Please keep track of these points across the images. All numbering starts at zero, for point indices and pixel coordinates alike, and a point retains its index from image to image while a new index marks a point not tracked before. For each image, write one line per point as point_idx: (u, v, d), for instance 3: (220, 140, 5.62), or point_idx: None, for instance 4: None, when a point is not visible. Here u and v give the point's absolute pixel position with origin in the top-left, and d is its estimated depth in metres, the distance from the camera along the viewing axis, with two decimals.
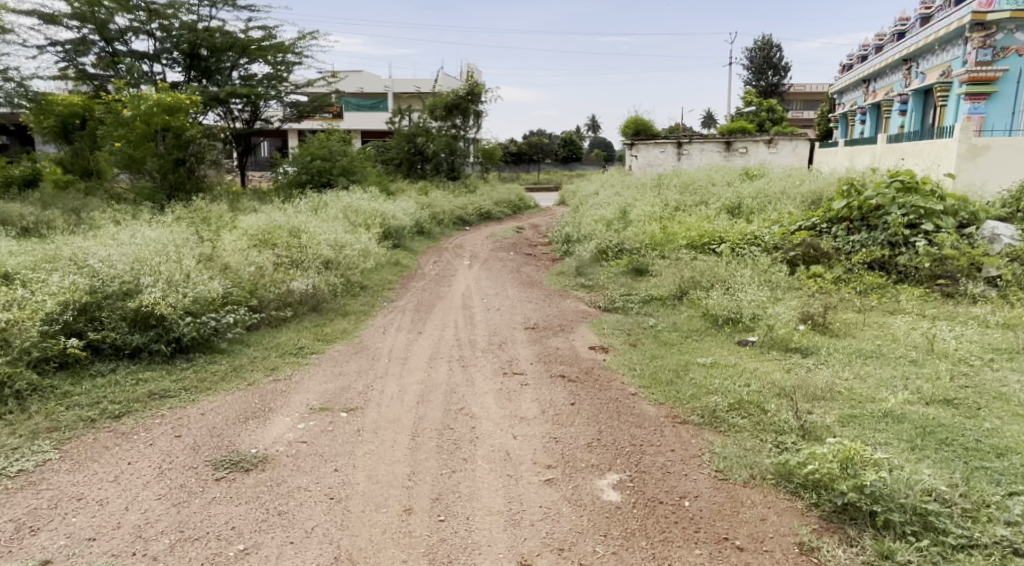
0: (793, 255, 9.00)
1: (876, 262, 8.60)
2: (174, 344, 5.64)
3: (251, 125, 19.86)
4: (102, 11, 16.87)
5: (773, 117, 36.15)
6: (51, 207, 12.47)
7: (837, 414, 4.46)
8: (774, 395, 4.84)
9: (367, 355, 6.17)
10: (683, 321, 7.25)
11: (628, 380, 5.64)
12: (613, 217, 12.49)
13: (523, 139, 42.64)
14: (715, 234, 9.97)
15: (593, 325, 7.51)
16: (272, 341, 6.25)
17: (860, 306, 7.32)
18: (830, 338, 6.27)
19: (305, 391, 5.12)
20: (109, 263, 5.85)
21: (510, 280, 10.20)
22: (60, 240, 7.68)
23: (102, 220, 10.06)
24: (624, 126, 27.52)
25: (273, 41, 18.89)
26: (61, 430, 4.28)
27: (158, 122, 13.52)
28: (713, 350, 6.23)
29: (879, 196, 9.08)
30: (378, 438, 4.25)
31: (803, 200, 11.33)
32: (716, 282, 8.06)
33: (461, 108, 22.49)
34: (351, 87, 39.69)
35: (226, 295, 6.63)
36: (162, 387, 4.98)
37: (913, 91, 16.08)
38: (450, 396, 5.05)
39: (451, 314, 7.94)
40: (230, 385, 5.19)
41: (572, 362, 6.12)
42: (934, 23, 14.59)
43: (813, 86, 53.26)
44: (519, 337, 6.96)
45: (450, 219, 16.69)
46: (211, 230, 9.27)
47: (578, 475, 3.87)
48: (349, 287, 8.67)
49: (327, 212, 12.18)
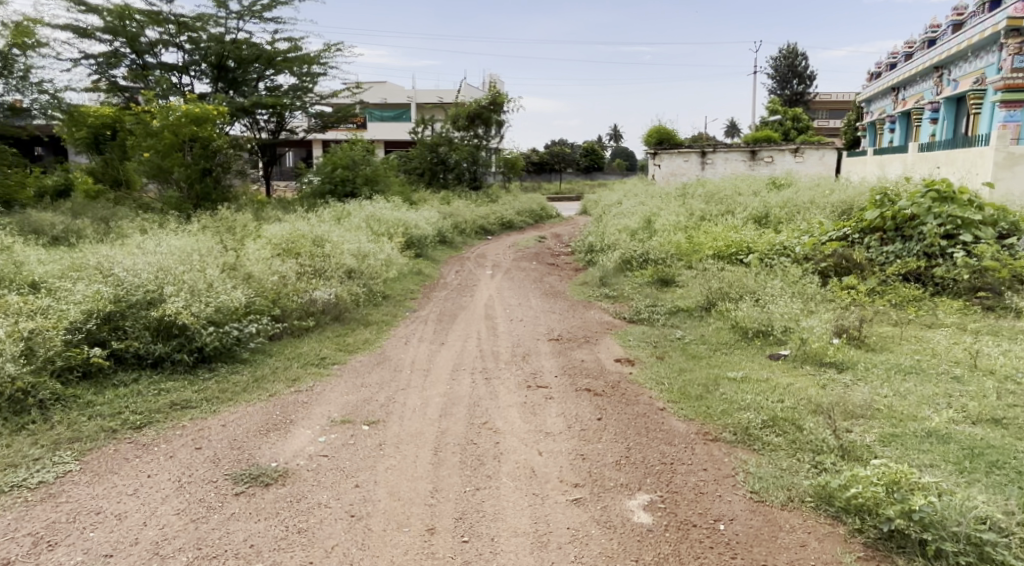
0: (825, 266, 8.80)
1: (911, 273, 8.37)
2: (196, 354, 5.60)
3: (276, 135, 20.01)
4: (133, 24, 17.15)
5: (799, 126, 35.77)
6: (81, 216, 12.69)
7: (878, 433, 4.29)
8: (809, 412, 4.71)
9: (389, 365, 6.09)
10: (710, 333, 7.09)
11: (657, 394, 5.50)
12: (638, 227, 12.36)
13: (545, 149, 42.70)
14: (743, 244, 9.79)
15: (618, 337, 7.37)
16: (294, 351, 6.19)
17: (896, 320, 7.10)
18: (866, 352, 6.08)
19: (327, 403, 5.05)
20: (134, 273, 5.82)
21: (533, 290, 10.10)
22: (87, 249, 7.76)
23: (129, 230, 10.18)
24: (647, 134, 27.38)
25: (299, 52, 19.09)
26: (82, 441, 4.22)
27: (186, 132, 13.68)
28: (744, 363, 6.07)
29: (913, 206, 8.86)
30: (400, 453, 4.16)
31: (833, 209, 11.10)
32: (745, 293, 7.89)
33: (484, 118, 22.50)
34: (376, 98, 40.07)
35: (249, 305, 6.61)
36: (184, 397, 4.93)
37: (945, 98, 15.76)
38: (473, 409, 4.95)
39: (474, 324, 7.85)
40: (251, 396, 5.14)
41: (598, 375, 5.98)
42: (966, 30, 14.31)
43: (839, 94, 52.73)
44: (543, 349, 6.84)
45: (472, 228, 16.66)
46: (235, 239, 9.32)
47: (607, 495, 3.73)
48: (372, 296, 8.62)
49: (350, 221, 12.21)
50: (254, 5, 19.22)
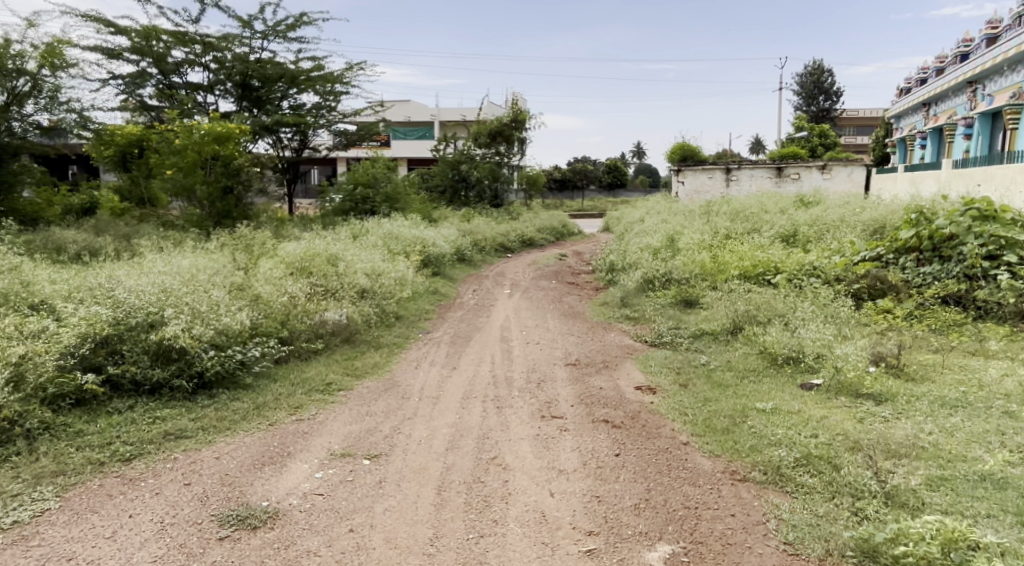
0: (858, 287, 8.43)
1: (951, 296, 7.95)
2: (196, 380, 5.37)
3: (300, 153, 19.90)
4: (159, 44, 17.29)
5: (825, 143, 35.20)
6: (103, 233, 12.67)
7: (925, 476, 3.94)
8: (846, 450, 4.40)
9: (397, 392, 5.82)
10: (737, 359, 6.74)
11: (680, 426, 5.17)
12: (661, 245, 11.99)
13: (567, 167, 42.53)
14: (770, 264, 9.46)
15: (639, 362, 7.04)
16: (299, 376, 5.94)
17: (937, 346, 6.69)
18: (906, 382, 5.70)
19: (328, 434, 4.77)
20: (137, 294, 5.60)
21: (551, 311, 9.81)
22: (100, 269, 7.62)
23: (146, 249, 10.07)
24: (671, 151, 27.07)
25: (321, 71, 19.19)
26: (66, 475, 3.98)
27: (209, 151, 13.64)
28: (774, 394, 5.72)
29: (952, 225, 8.45)
30: (400, 492, 3.87)
31: (865, 228, 10.69)
32: (773, 316, 7.54)
33: (505, 136, 22.29)
34: (400, 116, 40.28)
35: (254, 327, 6.38)
36: (179, 425, 4.68)
37: (979, 113, 15.25)
38: (483, 442, 4.64)
39: (488, 347, 7.57)
40: (250, 425, 4.88)
41: (617, 404, 5.64)
42: (1001, 44, 13.88)
43: (867, 110, 52.00)
44: (559, 375, 6.52)
45: (492, 246, 16.42)
46: (250, 258, 9.15)
47: (624, 546, 3.41)
48: (384, 317, 8.37)
49: (367, 239, 12.04)
50: (279, 25, 19.33)
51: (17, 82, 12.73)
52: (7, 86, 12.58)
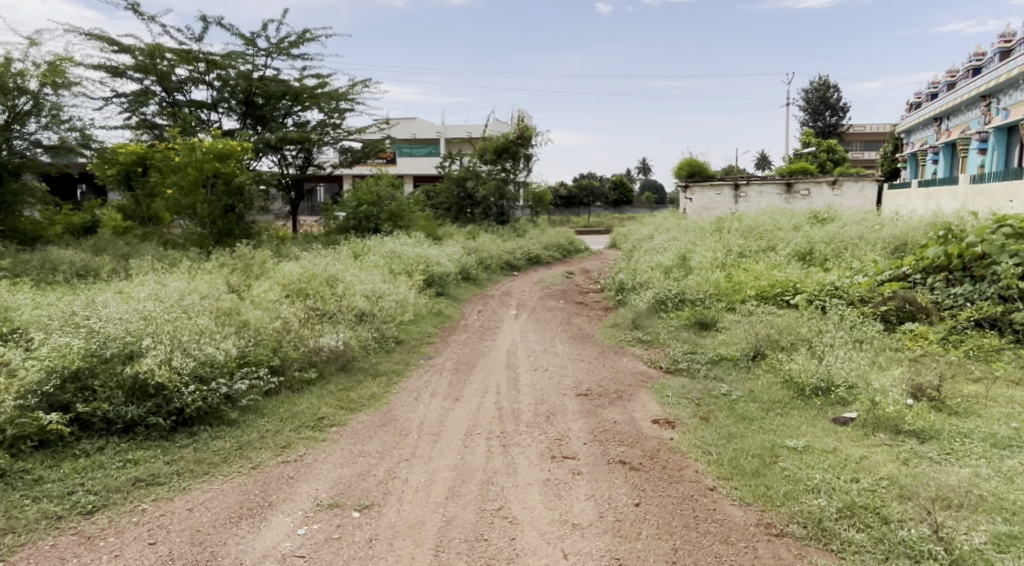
0: (886, 309, 7.93)
1: (986, 318, 7.48)
2: (175, 417, 4.88)
3: (304, 171, 19.56)
4: (164, 62, 17.05)
5: (833, 158, 34.82)
6: (102, 253, 12.31)
7: (990, 532, 3.55)
8: (895, 499, 4.00)
9: (394, 427, 5.34)
10: (761, 389, 6.26)
11: (705, 468, 4.69)
12: (672, 264, 11.51)
13: (573, 183, 42.25)
14: (789, 284, 9.08)
15: (655, 391, 6.56)
16: (288, 411, 5.46)
17: (979, 376, 6.23)
18: (951, 418, 5.26)
19: (316, 478, 4.30)
20: (112, 321, 5.11)
21: (560, 333, 9.35)
22: (87, 292, 7.21)
23: (141, 270, 9.69)
24: (678, 167, 26.79)
25: (325, 88, 18.90)
26: (15, 533, 3.54)
27: (209, 168, 13.42)
28: (805, 430, 5.27)
29: (984, 244, 8.01)
30: (392, 553, 3.48)
31: (886, 246, 10.25)
32: (797, 342, 7.10)
33: (512, 152, 21.90)
34: (404, 134, 40.58)
35: (243, 356, 5.91)
36: (152, 470, 4.20)
37: (994, 128, 14.84)
38: (486, 489, 4.18)
39: (494, 375, 7.09)
40: (231, 467, 4.39)
41: (634, 442, 5.16)
42: (1016, 58, 13.51)
43: (873, 126, 51.61)
44: (570, 407, 6.03)
45: (498, 265, 15.99)
46: (245, 281, 8.73)
47: None
48: (383, 342, 7.91)
49: (369, 259, 11.64)
50: (282, 42, 19.10)
51: (18, 101, 12.35)
52: (7, 105, 12.23)
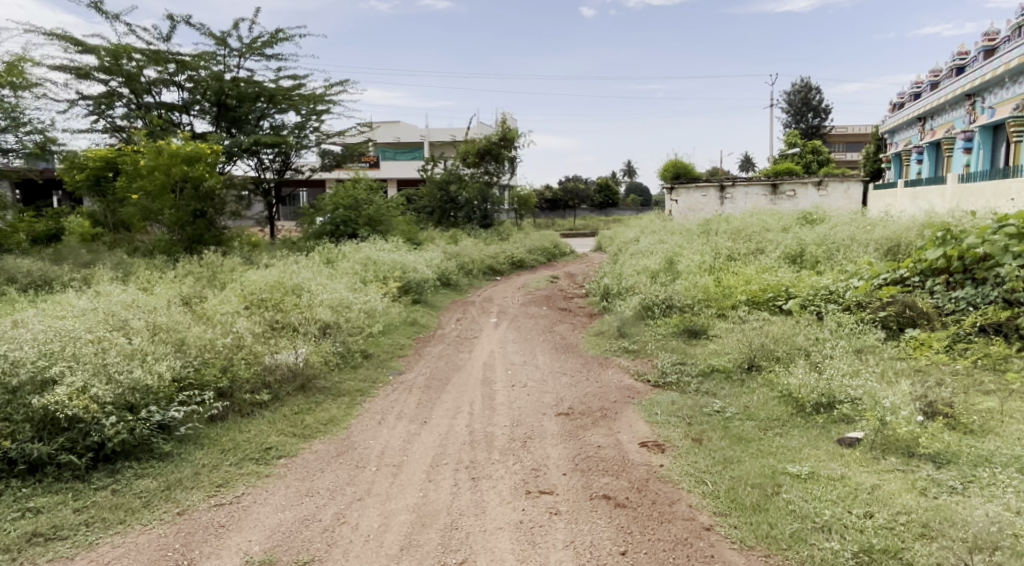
0: (885, 316, 7.42)
1: (991, 324, 6.97)
2: (93, 453, 4.26)
3: (281, 175, 18.90)
4: (131, 63, 16.32)
5: (818, 159, 34.63)
6: (64, 262, 11.60)
7: None
8: (917, 538, 3.52)
9: (351, 459, 4.75)
10: (757, 406, 5.73)
11: (699, 501, 4.15)
12: (659, 267, 10.97)
13: (559, 186, 41.83)
14: (781, 288, 8.60)
15: (643, 408, 6.00)
16: (232, 440, 4.83)
17: (992, 388, 5.73)
18: (968, 438, 4.74)
19: (251, 525, 3.72)
20: (23, 346, 4.46)
21: (541, 344, 8.76)
22: (25, 308, 6.53)
23: (98, 280, 9.02)
24: (663, 169, 26.34)
25: (301, 90, 18.27)
26: None
27: (177, 172, 12.73)
28: (808, 453, 4.75)
29: (985, 245, 7.46)
30: None
31: (879, 247, 9.75)
32: (794, 354, 6.59)
33: (494, 155, 21.36)
34: (388, 137, 39.95)
35: (184, 378, 5.29)
36: (54, 521, 3.65)
37: (980, 127, 14.45)
38: (449, 536, 3.65)
39: (467, 393, 6.49)
40: (153, 513, 3.82)
41: (620, 470, 4.61)
42: (1001, 55, 13.10)
43: (856, 127, 51.65)
44: (550, 430, 5.44)
45: (481, 270, 15.42)
46: (204, 293, 8.09)
47: None
48: (349, 357, 7.29)
49: (342, 266, 11.02)
50: (255, 42, 18.44)
51: None
52: None
